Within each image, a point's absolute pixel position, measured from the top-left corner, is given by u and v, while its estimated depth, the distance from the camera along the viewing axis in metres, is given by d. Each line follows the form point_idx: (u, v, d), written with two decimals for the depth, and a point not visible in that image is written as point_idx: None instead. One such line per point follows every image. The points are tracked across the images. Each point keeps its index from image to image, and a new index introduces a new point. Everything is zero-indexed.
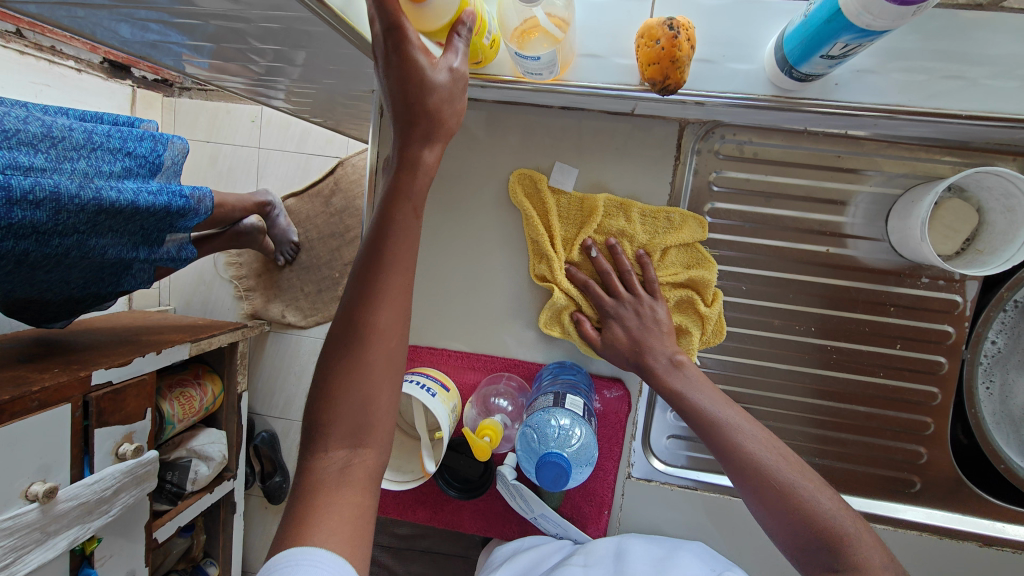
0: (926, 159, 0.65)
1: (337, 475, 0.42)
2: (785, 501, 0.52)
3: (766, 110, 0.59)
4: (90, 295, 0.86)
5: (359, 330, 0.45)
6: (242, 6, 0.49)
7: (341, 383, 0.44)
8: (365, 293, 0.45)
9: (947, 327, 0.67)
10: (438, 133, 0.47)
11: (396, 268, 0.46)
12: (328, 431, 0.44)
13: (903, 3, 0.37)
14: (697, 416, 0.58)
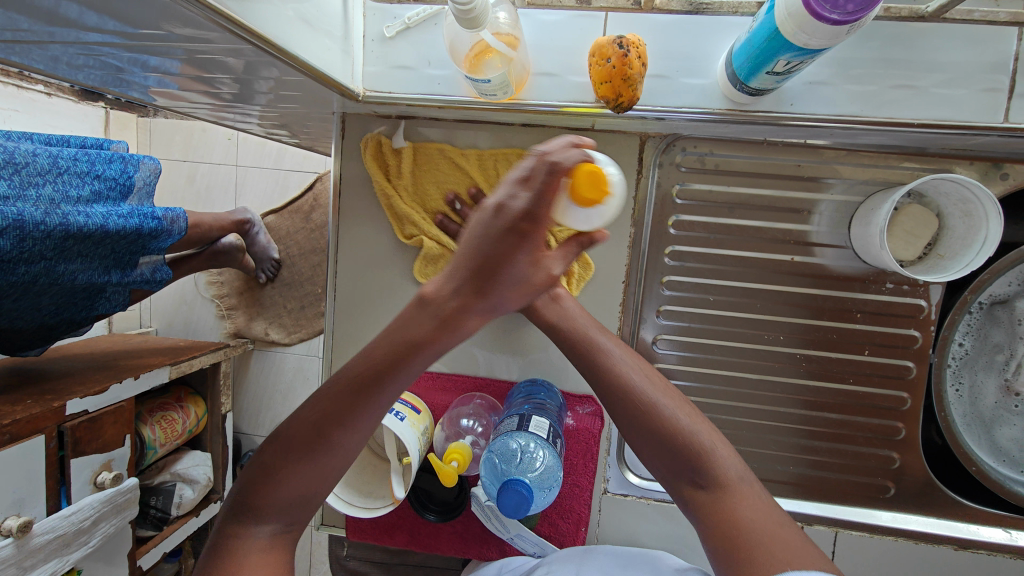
0: (885, 166, 0.65)
1: (260, 554, 0.43)
2: (665, 439, 0.50)
3: (723, 123, 0.60)
4: (63, 321, 0.83)
5: (321, 441, 0.45)
6: (183, 39, 0.48)
7: (290, 470, 0.45)
8: (342, 413, 0.45)
9: (913, 331, 0.67)
10: (456, 320, 0.45)
11: (374, 411, 0.45)
12: (261, 509, 0.45)
13: (836, 22, 0.40)
14: (583, 359, 0.56)
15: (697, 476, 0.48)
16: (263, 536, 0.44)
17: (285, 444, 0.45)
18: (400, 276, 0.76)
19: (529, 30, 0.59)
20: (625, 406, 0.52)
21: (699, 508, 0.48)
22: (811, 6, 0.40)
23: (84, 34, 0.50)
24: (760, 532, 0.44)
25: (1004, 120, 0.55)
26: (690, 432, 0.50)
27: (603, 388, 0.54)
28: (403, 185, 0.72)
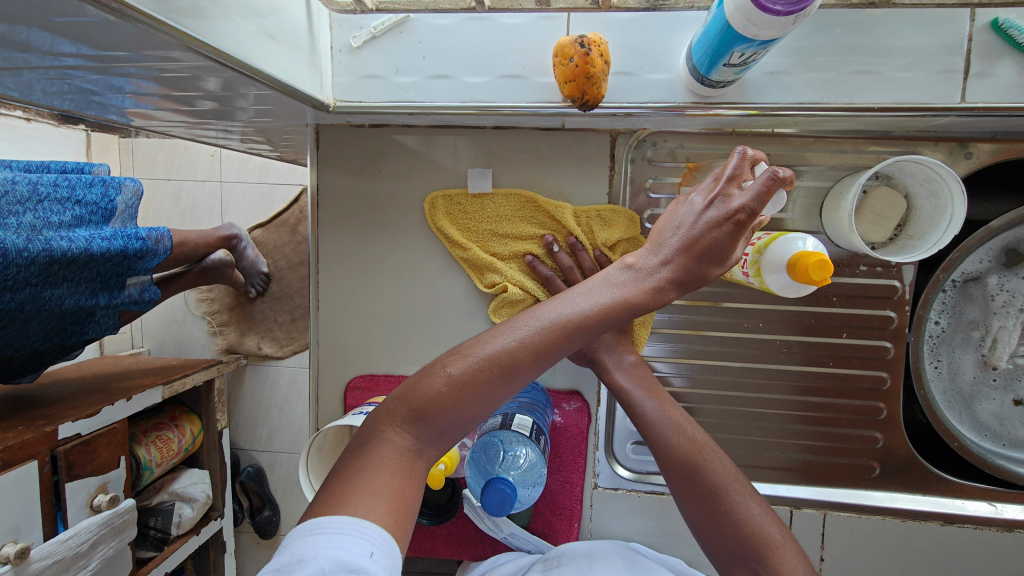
0: (852, 150, 0.66)
1: (403, 461, 0.43)
2: (733, 533, 0.52)
3: (690, 116, 0.61)
4: (54, 347, 0.83)
5: (501, 364, 0.44)
6: (147, 58, 0.48)
7: (475, 391, 0.44)
8: (529, 345, 0.44)
9: (889, 312, 0.68)
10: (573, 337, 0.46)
11: (538, 361, 0.45)
12: (417, 423, 0.44)
13: (782, 12, 0.41)
14: (659, 443, 0.57)
15: (761, 572, 0.50)
16: (408, 456, 0.43)
17: (488, 362, 0.44)
18: (382, 283, 0.76)
19: (494, 35, 0.60)
20: (697, 497, 0.53)
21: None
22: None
23: (48, 58, 0.51)
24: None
25: (961, 101, 0.55)
26: (759, 526, 0.51)
27: (677, 476, 0.55)
28: (484, 231, 0.72)
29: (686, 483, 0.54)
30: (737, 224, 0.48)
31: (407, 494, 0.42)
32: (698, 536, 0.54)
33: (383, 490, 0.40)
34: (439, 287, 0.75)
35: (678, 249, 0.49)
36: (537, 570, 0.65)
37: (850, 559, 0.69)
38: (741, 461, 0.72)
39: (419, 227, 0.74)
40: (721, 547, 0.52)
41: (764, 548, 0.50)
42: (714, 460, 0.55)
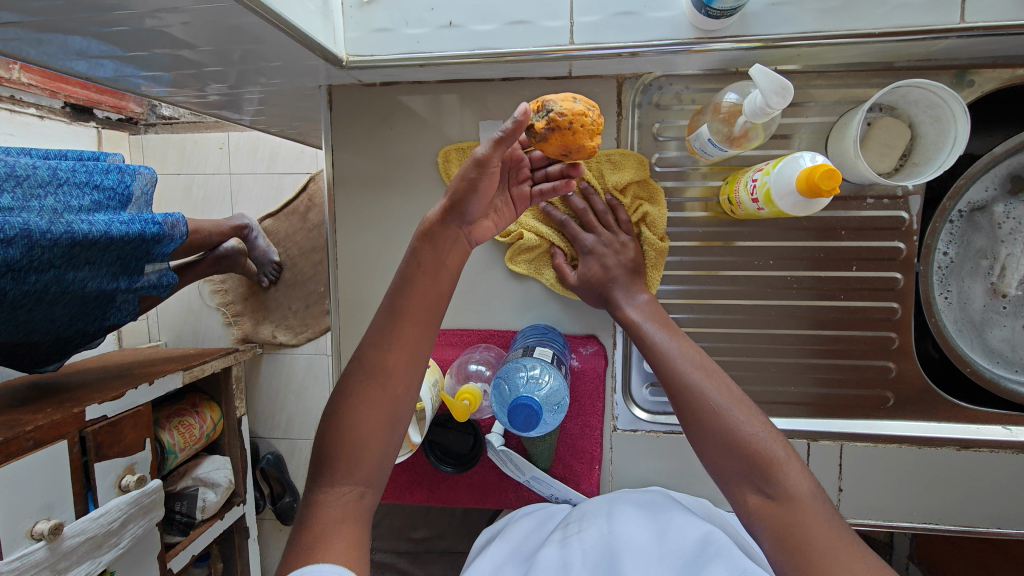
0: (855, 84, 0.67)
1: (338, 507, 0.47)
2: (736, 450, 0.51)
3: (694, 53, 0.62)
4: (78, 333, 0.83)
5: (372, 370, 0.52)
6: (167, 7, 0.50)
7: (367, 404, 0.51)
8: (382, 336, 0.53)
9: (898, 243, 0.69)
10: (420, 312, 0.54)
11: (395, 348, 0.52)
12: (335, 467, 0.49)
13: None
14: (666, 370, 0.58)
15: (766, 488, 0.49)
16: (343, 497, 0.48)
17: (361, 377, 0.52)
18: (399, 240, 0.78)
19: None
20: (700, 419, 0.53)
21: (760, 516, 0.48)
22: None
23: (73, 15, 0.53)
24: (819, 524, 0.46)
25: (961, 21, 0.57)
26: (763, 443, 0.50)
27: (681, 401, 0.55)
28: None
29: (692, 407, 0.54)
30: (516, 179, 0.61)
31: (354, 526, 0.47)
32: (704, 462, 0.53)
33: (339, 537, 0.45)
34: None
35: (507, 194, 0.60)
36: (557, 533, 0.65)
37: (866, 489, 0.71)
38: (756, 398, 0.73)
39: (431, 183, 0.76)
40: (726, 468, 0.51)
41: (771, 467, 0.49)
42: (721, 385, 0.54)
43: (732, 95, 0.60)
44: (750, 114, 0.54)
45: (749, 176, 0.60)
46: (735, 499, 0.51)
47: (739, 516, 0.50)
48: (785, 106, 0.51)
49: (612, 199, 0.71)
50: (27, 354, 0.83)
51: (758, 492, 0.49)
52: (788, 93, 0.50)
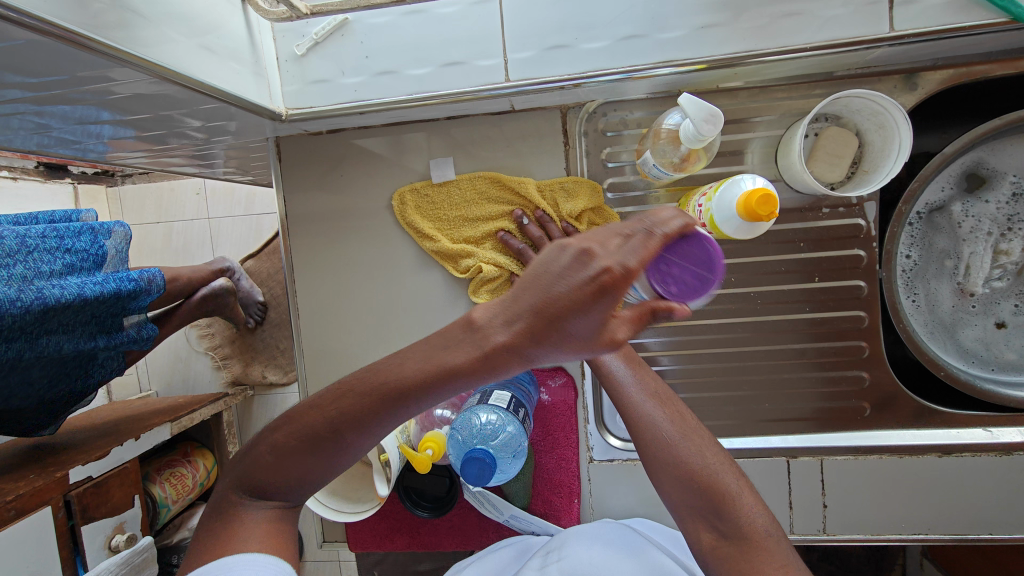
0: (799, 96, 0.67)
1: (252, 527, 0.43)
2: (686, 484, 0.49)
3: (631, 81, 0.62)
4: (59, 394, 0.82)
5: (336, 442, 0.41)
6: (90, 84, 0.50)
7: (296, 464, 0.43)
8: (359, 418, 0.40)
9: (858, 251, 0.68)
10: (373, 428, 0.40)
11: (366, 435, 0.41)
12: (272, 488, 0.44)
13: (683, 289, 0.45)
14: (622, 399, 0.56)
15: (721, 525, 0.47)
16: (269, 512, 0.45)
17: (299, 439, 0.42)
18: (359, 283, 0.77)
19: (431, 26, 0.61)
20: (653, 451, 0.52)
21: (715, 555, 0.47)
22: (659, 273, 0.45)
23: (2, 100, 0.52)
24: (773, 561, 0.44)
25: (891, 30, 0.57)
26: (716, 476, 0.49)
27: (635, 431, 0.54)
28: (455, 218, 0.74)
29: (646, 439, 0.53)
30: (594, 294, 0.33)
31: (281, 531, 0.44)
32: (661, 496, 0.51)
33: (257, 533, 0.43)
34: (412, 283, 0.76)
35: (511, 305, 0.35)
36: (538, 554, 0.64)
37: (851, 504, 0.69)
38: (732, 417, 0.72)
39: (388, 226, 0.76)
40: (680, 503, 0.49)
41: (725, 503, 0.47)
42: (675, 413, 0.53)
43: (671, 119, 0.59)
44: (685, 141, 0.53)
45: (696, 200, 0.58)
46: (691, 536, 0.49)
47: (695, 555, 0.49)
48: (718, 132, 0.51)
49: (568, 227, 0.71)
50: (10, 417, 0.82)
51: (713, 529, 0.47)
52: (718, 121, 0.50)
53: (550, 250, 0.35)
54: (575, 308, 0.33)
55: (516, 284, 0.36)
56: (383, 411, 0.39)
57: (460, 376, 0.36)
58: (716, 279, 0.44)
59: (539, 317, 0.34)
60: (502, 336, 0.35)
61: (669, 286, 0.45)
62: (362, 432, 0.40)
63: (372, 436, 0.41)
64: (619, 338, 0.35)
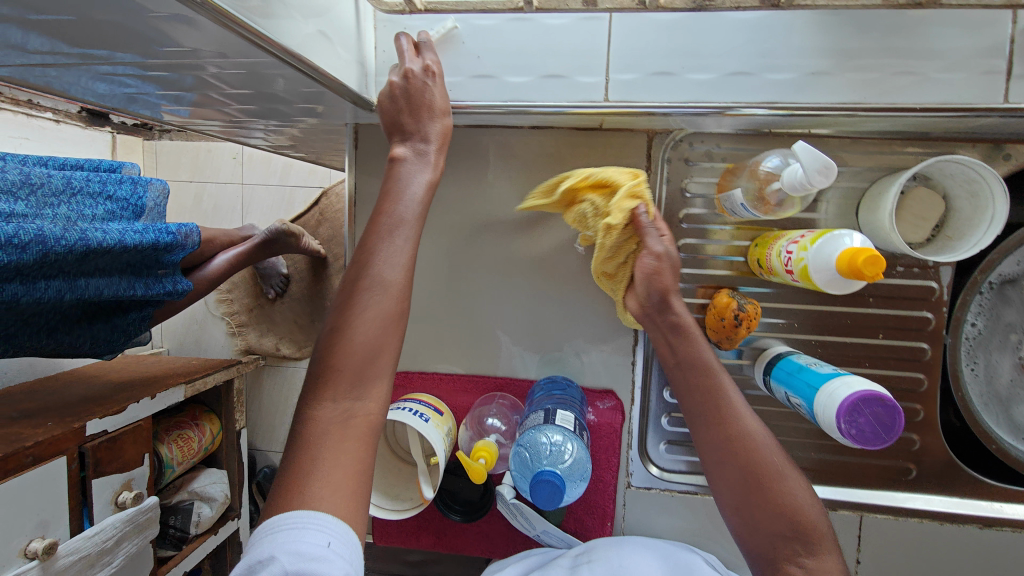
0: (890, 152, 0.67)
1: (341, 424, 0.47)
2: (767, 508, 0.50)
3: (730, 117, 0.62)
4: (90, 340, 0.76)
5: (374, 285, 0.50)
6: (206, 57, 0.50)
7: (353, 327, 0.49)
8: (374, 242, 0.51)
9: (927, 313, 0.68)
10: (376, 283, 0.50)
11: (387, 293, 0.50)
12: (335, 380, 0.48)
13: (862, 435, 0.50)
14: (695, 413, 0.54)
15: (802, 555, 0.48)
16: (341, 412, 0.47)
17: (351, 292, 0.50)
18: (418, 280, 0.77)
19: (537, 35, 0.60)
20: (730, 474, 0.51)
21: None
22: (847, 409, 0.50)
23: (112, 61, 0.52)
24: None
25: (1004, 101, 0.56)
26: (799, 506, 0.49)
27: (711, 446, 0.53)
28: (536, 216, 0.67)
29: (724, 456, 0.52)
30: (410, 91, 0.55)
31: (360, 458, 0.46)
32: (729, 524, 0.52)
33: (344, 467, 0.45)
34: (470, 287, 0.76)
35: (425, 123, 0.55)
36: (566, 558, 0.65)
37: (884, 562, 0.70)
38: None
39: (453, 227, 0.75)
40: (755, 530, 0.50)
41: (806, 535, 0.48)
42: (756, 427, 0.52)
43: (773, 161, 0.59)
44: (788, 187, 0.53)
45: (782, 245, 0.58)
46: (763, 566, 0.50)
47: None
48: (826, 185, 0.50)
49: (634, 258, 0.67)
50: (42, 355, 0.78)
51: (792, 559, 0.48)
52: (831, 173, 0.49)
53: (422, 71, 0.56)
54: (427, 103, 0.55)
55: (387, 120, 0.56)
56: (370, 261, 0.50)
57: (403, 207, 0.52)
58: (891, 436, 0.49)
59: (401, 120, 0.55)
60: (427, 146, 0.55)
61: (849, 424, 0.50)
62: (387, 283, 0.50)
63: (403, 277, 0.51)
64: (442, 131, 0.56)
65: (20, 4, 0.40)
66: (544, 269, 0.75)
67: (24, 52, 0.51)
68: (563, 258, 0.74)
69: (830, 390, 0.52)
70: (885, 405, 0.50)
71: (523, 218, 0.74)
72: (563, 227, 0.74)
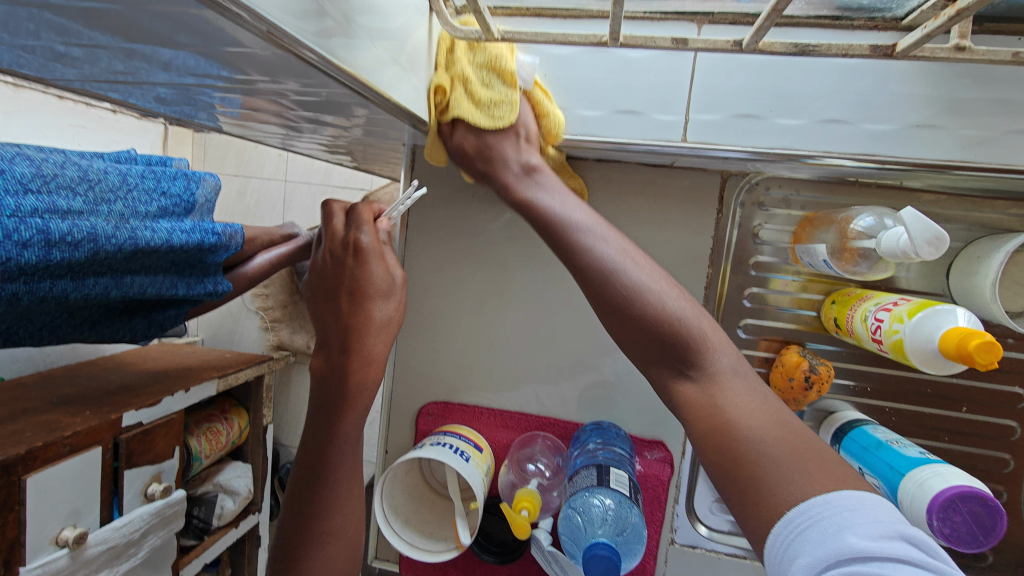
0: (989, 211, 0.61)
1: (336, 527, 0.52)
2: (656, 347, 0.46)
3: (817, 165, 0.57)
4: (126, 333, 0.77)
5: (335, 405, 0.52)
6: (274, 81, 0.48)
7: (326, 448, 0.52)
8: (336, 369, 0.52)
9: (1019, 389, 0.62)
10: (344, 399, 0.52)
11: (349, 414, 0.52)
12: (316, 502, 0.52)
13: (954, 536, 0.45)
14: (609, 296, 0.47)
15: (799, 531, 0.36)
16: (328, 527, 0.52)
17: (320, 417, 0.53)
18: (464, 307, 0.75)
19: (613, 68, 0.57)
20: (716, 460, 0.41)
21: (684, 400, 0.45)
22: (942, 507, 0.45)
23: (180, 79, 0.51)
24: (752, 420, 0.41)
25: None
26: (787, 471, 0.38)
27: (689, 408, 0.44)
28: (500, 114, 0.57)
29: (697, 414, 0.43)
30: (355, 247, 0.54)
31: (352, 543, 0.54)
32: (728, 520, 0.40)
33: (337, 554, 0.52)
34: (517, 319, 0.73)
35: (377, 264, 0.54)
36: None
37: None
38: None
39: (504, 256, 0.73)
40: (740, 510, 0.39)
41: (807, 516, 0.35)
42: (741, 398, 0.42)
43: (867, 221, 0.56)
44: (887, 251, 0.49)
45: (870, 310, 0.53)
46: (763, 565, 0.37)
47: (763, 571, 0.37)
48: (935, 257, 0.46)
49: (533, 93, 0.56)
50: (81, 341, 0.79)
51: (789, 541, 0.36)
52: (942, 245, 0.45)
53: (339, 216, 0.57)
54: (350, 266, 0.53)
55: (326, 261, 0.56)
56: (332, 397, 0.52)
57: (332, 348, 0.53)
58: (988, 539, 0.45)
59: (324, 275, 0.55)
60: (350, 257, 0.54)
61: (943, 524, 0.45)
62: (346, 399, 0.52)
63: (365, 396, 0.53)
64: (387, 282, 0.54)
65: (102, 28, 0.38)
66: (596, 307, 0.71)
67: (99, 66, 0.50)
68: None
69: (920, 479, 0.47)
70: (985, 504, 0.45)
71: None
72: None
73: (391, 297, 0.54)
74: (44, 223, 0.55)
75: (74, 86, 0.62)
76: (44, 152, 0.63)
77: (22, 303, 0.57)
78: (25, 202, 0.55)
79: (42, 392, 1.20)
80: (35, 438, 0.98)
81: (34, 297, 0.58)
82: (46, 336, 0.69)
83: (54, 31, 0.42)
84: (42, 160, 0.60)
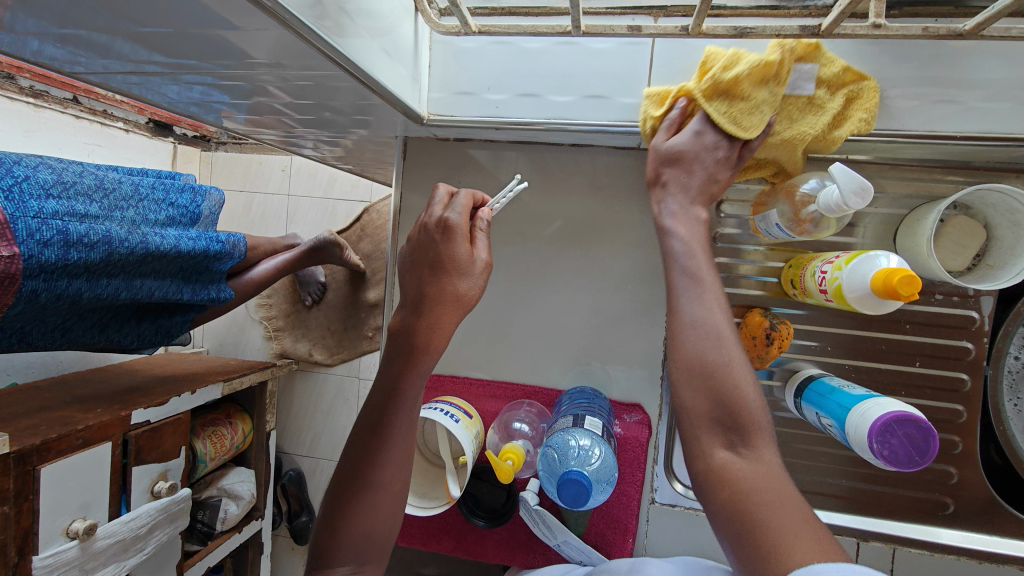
0: (930, 180, 0.67)
1: (392, 478, 0.54)
2: (717, 409, 0.50)
3: (768, 139, 0.63)
4: (128, 340, 0.81)
5: (412, 350, 0.54)
6: (278, 69, 0.54)
7: (394, 396, 0.54)
8: (411, 326, 0.54)
9: (966, 343, 0.67)
10: (416, 350, 0.54)
11: (418, 363, 0.54)
12: (382, 440, 0.54)
13: (892, 456, 0.50)
14: (688, 349, 0.52)
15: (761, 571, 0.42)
16: (387, 475, 0.54)
17: (391, 365, 0.55)
18: None
19: (579, 58, 0.63)
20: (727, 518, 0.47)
21: (716, 457, 0.49)
22: (881, 430, 0.50)
23: (194, 71, 0.58)
24: (763, 484, 0.46)
25: None
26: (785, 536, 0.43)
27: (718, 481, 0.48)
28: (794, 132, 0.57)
29: (721, 478, 0.48)
30: (443, 230, 0.55)
31: (400, 494, 0.55)
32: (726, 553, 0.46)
33: (383, 506, 0.54)
34: (503, 296, 0.79)
35: (456, 247, 0.55)
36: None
37: None
38: (805, 487, 0.71)
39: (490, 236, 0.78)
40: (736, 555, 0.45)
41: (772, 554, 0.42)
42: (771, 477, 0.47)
43: (811, 185, 0.61)
44: (824, 206, 0.54)
45: (817, 265, 0.59)
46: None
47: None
48: (862, 207, 0.52)
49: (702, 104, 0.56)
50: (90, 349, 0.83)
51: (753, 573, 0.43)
52: (867, 195, 0.50)
53: (434, 200, 0.59)
54: (443, 246, 0.55)
55: (411, 248, 0.58)
56: (407, 357, 0.54)
57: (417, 315, 0.54)
58: (923, 461, 0.50)
59: (413, 255, 0.57)
60: (433, 236, 0.56)
61: (884, 446, 0.50)
62: (416, 352, 0.54)
63: (439, 348, 0.55)
64: (472, 260, 0.55)
65: (133, 17, 0.45)
66: (578, 282, 0.76)
67: (127, 60, 0.57)
68: (596, 271, 0.76)
69: (863, 409, 0.52)
70: (920, 428, 0.50)
71: (559, 231, 0.76)
72: (598, 242, 0.76)
73: (469, 276, 0.55)
74: (64, 224, 0.60)
75: (101, 81, 0.69)
76: (64, 161, 0.69)
77: (40, 301, 0.60)
78: (47, 205, 0.60)
79: (54, 393, 1.24)
80: (48, 430, 1.02)
81: (52, 294, 0.61)
82: (58, 338, 0.72)
83: (91, 26, 0.48)
84: (63, 168, 0.66)
